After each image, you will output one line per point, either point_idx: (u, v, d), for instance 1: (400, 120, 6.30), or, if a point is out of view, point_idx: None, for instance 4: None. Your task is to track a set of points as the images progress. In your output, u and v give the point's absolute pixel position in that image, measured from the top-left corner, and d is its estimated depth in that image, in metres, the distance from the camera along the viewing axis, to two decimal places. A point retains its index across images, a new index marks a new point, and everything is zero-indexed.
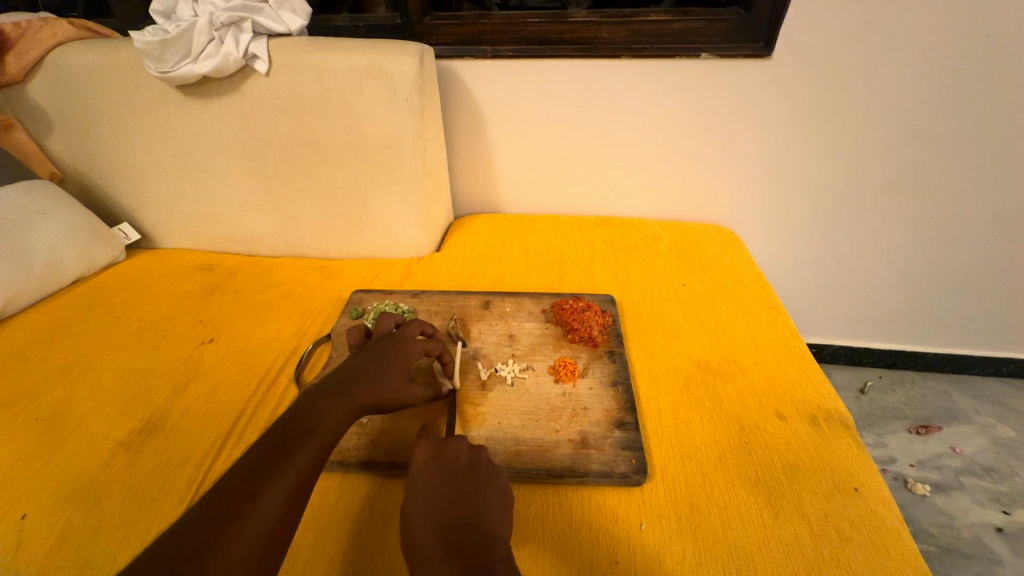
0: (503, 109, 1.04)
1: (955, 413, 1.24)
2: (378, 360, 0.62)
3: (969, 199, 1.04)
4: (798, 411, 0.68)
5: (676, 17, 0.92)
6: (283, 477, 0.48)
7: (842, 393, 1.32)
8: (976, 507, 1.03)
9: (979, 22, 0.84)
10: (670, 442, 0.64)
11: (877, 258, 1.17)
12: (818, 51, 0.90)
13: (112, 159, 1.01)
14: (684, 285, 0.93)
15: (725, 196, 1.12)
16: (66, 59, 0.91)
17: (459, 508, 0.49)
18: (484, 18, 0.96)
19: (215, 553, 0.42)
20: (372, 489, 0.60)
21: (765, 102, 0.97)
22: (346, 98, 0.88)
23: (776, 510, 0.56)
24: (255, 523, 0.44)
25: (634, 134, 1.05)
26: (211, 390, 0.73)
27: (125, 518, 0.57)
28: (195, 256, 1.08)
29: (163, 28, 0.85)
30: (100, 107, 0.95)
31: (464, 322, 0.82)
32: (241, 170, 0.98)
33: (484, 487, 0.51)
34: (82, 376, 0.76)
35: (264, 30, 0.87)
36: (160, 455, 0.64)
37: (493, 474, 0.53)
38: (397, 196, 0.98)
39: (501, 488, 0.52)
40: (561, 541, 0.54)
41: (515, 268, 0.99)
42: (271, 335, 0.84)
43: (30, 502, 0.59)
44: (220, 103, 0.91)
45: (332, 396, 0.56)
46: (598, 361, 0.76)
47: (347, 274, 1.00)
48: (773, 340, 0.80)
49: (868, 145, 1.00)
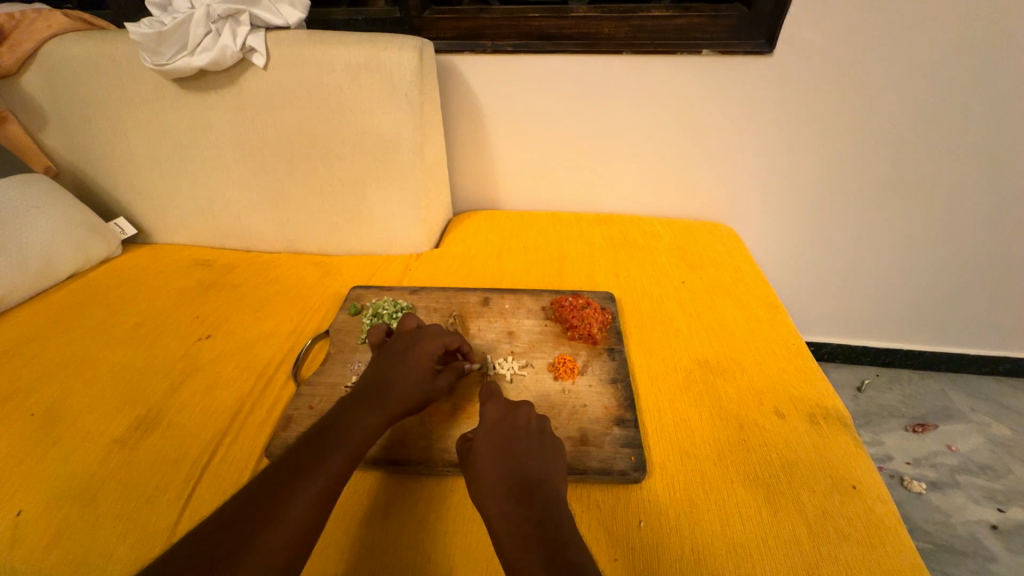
0: (506, 105, 1.04)
1: (951, 412, 1.25)
2: (397, 364, 0.63)
3: (970, 198, 1.03)
4: (797, 410, 0.68)
5: (678, 13, 0.90)
6: (311, 480, 0.48)
7: (839, 391, 1.33)
8: (972, 505, 1.04)
9: (983, 21, 0.83)
10: (669, 440, 0.64)
11: (877, 254, 1.16)
12: (818, 49, 0.90)
13: (107, 153, 1.00)
14: (683, 283, 0.93)
15: (723, 194, 1.12)
16: (60, 51, 0.90)
17: (522, 464, 0.52)
18: (484, 13, 0.95)
19: (237, 554, 0.41)
20: (371, 487, 0.59)
21: (765, 99, 0.97)
22: (345, 92, 0.87)
23: (775, 508, 0.56)
24: (283, 524, 0.45)
25: (635, 129, 1.04)
26: (208, 386, 0.73)
27: (122, 515, 0.57)
28: (191, 251, 1.07)
29: (159, 20, 0.83)
30: (96, 99, 0.94)
31: (462, 319, 0.82)
32: (239, 165, 0.97)
33: (549, 452, 0.55)
34: (78, 371, 0.76)
35: (261, 22, 0.86)
36: (156, 451, 0.64)
37: (561, 444, 0.57)
38: (397, 192, 0.97)
39: (563, 460, 0.55)
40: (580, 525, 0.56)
41: (515, 264, 0.98)
42: (269, 331, 0.83)
43: (24, 500, 0.59)
44: (217, 97, 0.90)
45: (365, 405, 0.57)
46: (597, 358, 0.75)
47: (346, 270, 1.00)
48: (772, 338, 0.80)
49: (868, 144, 1.00)
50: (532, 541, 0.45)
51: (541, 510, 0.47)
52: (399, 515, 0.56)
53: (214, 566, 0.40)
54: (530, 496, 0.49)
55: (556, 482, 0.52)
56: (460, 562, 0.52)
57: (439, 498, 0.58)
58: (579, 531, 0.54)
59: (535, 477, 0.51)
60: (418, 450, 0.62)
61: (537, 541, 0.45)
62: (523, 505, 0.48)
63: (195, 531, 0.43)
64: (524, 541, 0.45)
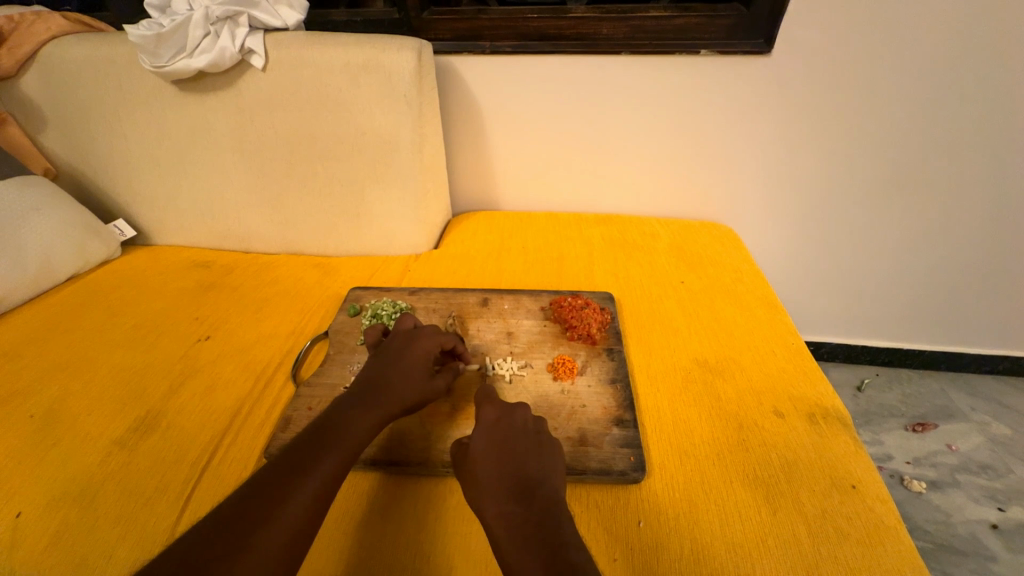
0: (505, 106, 1.04)
1: (951, 411, 1.24)
2: (396, 364, 0.63)
3: (969, 197, 1.04)
4: (796, 409, 0.68)
5: (676, 13, 0.91)
6: (309, 481, 0.48)
7: (839, 391, 1.33)
8: (972, 505, 1.04)
9: (982, 20, 0.83)
10: (668, 440, 0.64)
11: (877, 253, 1.16)
12: (818, 49, 0.90)
13: (107, 155, 1.00)
14: (682, 283, 0.93)
15: (722, 194, 1.12)
16: (59, 52, 0.90)
17: (521, 465, 0.52)
18: (482, 13, 0.95)
19: (235, 555, 0.41)
20: (370, 487, 0.59)
21: (765, 98, 0.97)
22: (344, 94, 0.87)
23: (774, 507, 0.56)
24: (281, 525, 0.45)
25: (634, 129, 1.04)
26: (207, 387, 0.73)
27: (122, 516, 0.57)
28: (190, 252, 1.07)
29: (158, 22, 0.83)
30: (95, 101, 0.94)
31: (461, 320, 0.82)
32: (238, 166, 0.97)
33: (548, 453, 0.55)
34: (77, 373, 0.76)
35: (260, 23, 0.86)
36: (156, 452, 0.64)
37: (559, 444, 0.57)
38: (396, 193, 0.97)
39: (562, 460, 0.55)
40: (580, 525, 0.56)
41: (514, 265, 0.98)
42: (269, 332, 0.83)
43: (23, 501, 0.59)
44: (216, 99, 0.90)
45: (363, 405, 0.58)
46: (596, 358, 0.75)
47: (345, 271, 1.00)
48: (772, 337, 0.80)
49: (868, 144, 1.00)
50: (531, 542, 0.45)
51: (540, 511, 0.47)
52: (398, 515, 0.56)
53: (213, 568, 0.40)
54: (529, 496, 0.49)
55: (554, 482, 0.52)
56: (459, 562, 0.52)
57: (438, 499, 0.58)
58: (579, 531, 0.54)
59: (534, 477, 0.51)
60: (417, 450, 0.62)
61: (536, 541, 0.45)
62: (522, 506, 0.48)
63: (194, 531, 0.43)
64: (523, 542, 0.45)
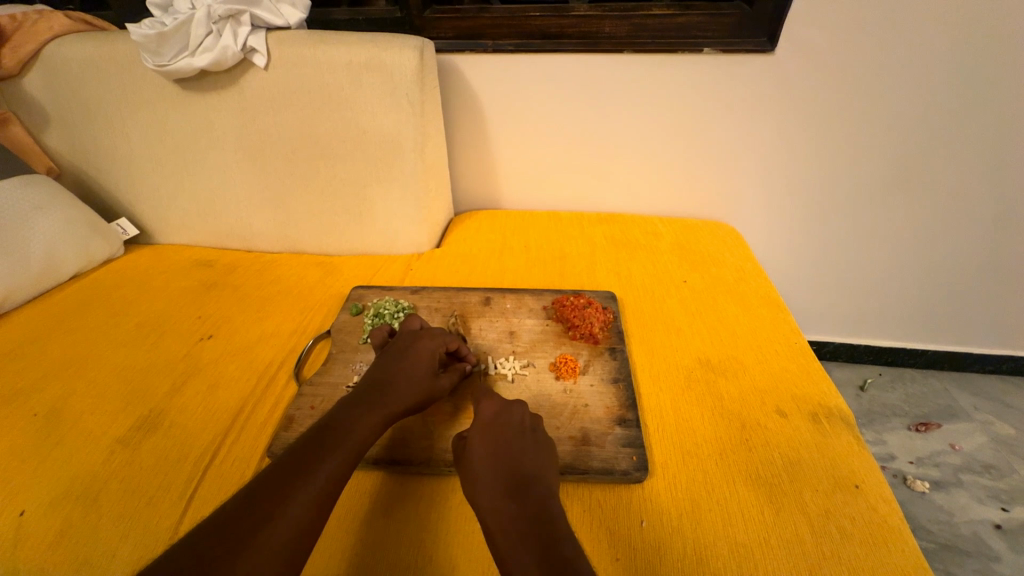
0: (507, 105, 1.04)
1: (954, 411, 1.24)
2: (402, 364, 0.63)
3: (972, 198, 1.03)
4: (800, 409, 0.67)
5: (678, 12, 0.90)
6: (311, 481, 0.48)
7: (842, 390, 1.32)
8: (975, 505, 1.03)
9: (984, 20, 0.83)
10: (671, 439, 0.64)
11: (880, 252, 1.16)
12: (820, 48, 0.90)
13: (109, 154, 1.00)
14: (684, 282, 0.92)
15: (723, 192, 1.12)
16: (62, 52, 0.90)
17: (518, 465, 0.52)
18: (484, 12, 0.95)
19: (237, 556, 0.41)
20: (374, 487, 0.59)
21: (767, 97, 0.96)
22: (346, 92, 0.87)
23: (777, 507, 0.56)
24: (284, 526, 0.44)
25: (636, 127, 1.03)
26: (210, 386, 0.73)
27: (125, 514, 0.57)
28: (193, 251, 1.07)
29: (160, 21, 0.83)
30: (97, 102, 0.94)
31: (464, 319, 0.82)
32: (241, 165, 0.97)
33: (543, 452, 0.55)
34: (80, 372, 0.76)
35: (262, 22, 0.86)
36: (159, 451, 0.64)
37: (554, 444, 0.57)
38: (398, 192, 0.97)
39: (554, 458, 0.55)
40: (580, 526, 0.55)
41: (516, 264, 0.98)
42: (271, 331, 0.83)
43: (27, 500, 0.59)
44: (218, 98, 0.90)
45: (366, 405, 0.57)
46: (598, 357, 0.75)
47: (347, 270, 1.00)
48: (774, 336, 0.80)
49: (870, 143, 0.99)
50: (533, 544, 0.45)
51: (541, 512, 0.47)
52: (399, 514, 0.56)
53: (215, 567, 0.40)
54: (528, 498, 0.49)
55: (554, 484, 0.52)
56: (461, 562, 0.51)
57: (439, 498, 0.58)
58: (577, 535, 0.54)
59: (535, 478, 0.51)
60: (419, 449, 0.62)
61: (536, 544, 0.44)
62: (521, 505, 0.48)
63: (198, 530, 0.43)
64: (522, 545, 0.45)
